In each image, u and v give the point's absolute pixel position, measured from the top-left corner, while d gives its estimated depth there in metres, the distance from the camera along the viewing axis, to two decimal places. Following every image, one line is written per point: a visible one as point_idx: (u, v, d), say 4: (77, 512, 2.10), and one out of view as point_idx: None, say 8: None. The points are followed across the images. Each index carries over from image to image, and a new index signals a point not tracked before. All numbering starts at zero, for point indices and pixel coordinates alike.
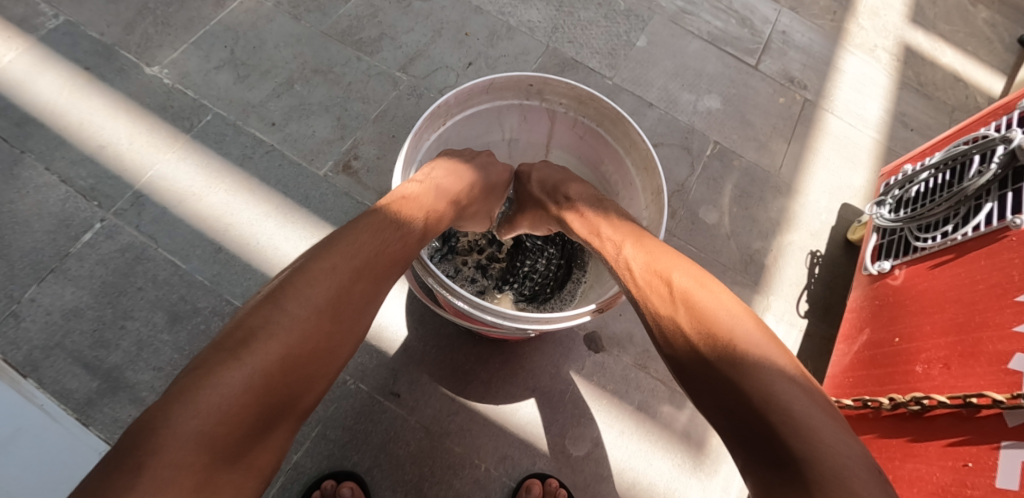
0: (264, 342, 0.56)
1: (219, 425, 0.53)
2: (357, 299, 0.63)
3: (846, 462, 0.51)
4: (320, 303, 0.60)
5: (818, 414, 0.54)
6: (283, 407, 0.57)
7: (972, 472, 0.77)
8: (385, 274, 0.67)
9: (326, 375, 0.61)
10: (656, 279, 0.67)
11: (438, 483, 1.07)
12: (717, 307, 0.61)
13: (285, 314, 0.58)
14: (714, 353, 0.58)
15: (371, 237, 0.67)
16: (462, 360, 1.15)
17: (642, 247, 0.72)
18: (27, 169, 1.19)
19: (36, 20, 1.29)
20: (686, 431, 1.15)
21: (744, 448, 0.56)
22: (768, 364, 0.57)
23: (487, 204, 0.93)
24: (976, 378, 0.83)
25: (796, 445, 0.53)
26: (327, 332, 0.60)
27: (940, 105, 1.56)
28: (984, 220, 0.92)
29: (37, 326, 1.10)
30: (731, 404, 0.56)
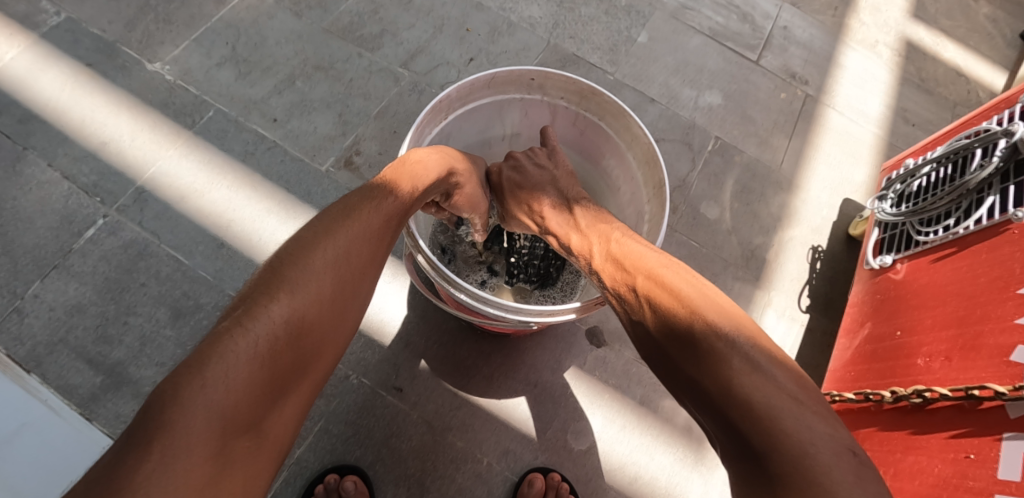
0: (275, 310, 0.53)
1: (235, 394, 0.49)
2: (356, 268, 0.62)
3: (807, 452, 0.47)
4: (326, 272, 0.58)
5: (778, 395, 0.50)
6: (294, 378, 0.54)
7: (974, 464, 0.77)
8: (382, 246, 0.66)
9: (331, 346, 0.59)
10: (623, 282, 0.68)
11: (441, 478, 1.07)
12: (673, 301, 0.60)
13: (291, 282, 0.56)
14: (676, 347, 0.58)
15: (371, 209, 0.66)
16: (464, 354, 1.15)
17: (608, 250, 0.73)
18: (30, 166, 1.20)
19: (37, 17, 1.29)
20: (687, 425, 1.15)
21: (721, 435, 0.52)
22: (727, 349, 0.54)
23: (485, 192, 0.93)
24: (978, 371, 0.83)
25: (755, 438, 0.49)
26: (332, 300, 0.58)
27: (942, 100, 1.56)
28: (985, 214, 0.92)
29: (41, 322, 1.10)
30: (704, 388, 0.54)
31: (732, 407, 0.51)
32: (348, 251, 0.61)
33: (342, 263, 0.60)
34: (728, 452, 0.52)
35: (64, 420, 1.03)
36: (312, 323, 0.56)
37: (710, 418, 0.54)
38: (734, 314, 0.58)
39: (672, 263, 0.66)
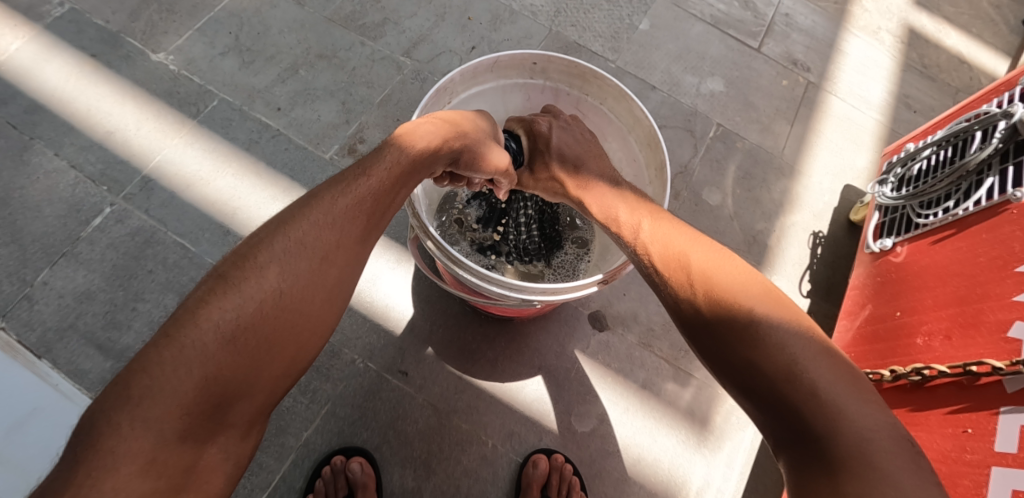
0: (216, 316, 0.49)
1: (172, 412, 0.46)
2: (316, 250, 0.55)
3: (871, 441, 0.49)
4: (276, 263, 0.53)
5: (843, 390, 0.51)
6: (250, 389, 0.50)
7: (972, 438, 0.78)
8: (361, 233, 0.59)
9: (304, 351, 0.54)
10: (676, 263, 0.64)
11: (446, 459, 1.09)
12: (733, 287, 0.59)
13: (245, 281, 0.51)
14: (722, 344, 0.57)
15: (344, 186, 0.59)
16: (468, 338, 1.16)
17: (658, 227, 0.70)
18: (37, 155, 1.21)
19: (41, 8, 1.30)
20: (690, 408, 1.16)
21: (773, 425, 0.53)
22: (786, 335, 0.54)
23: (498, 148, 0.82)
24: (977, 348, 0.85)
25: (818, 421, 0.50)
26: (289, 294, 0.53)
27: (944, 86, 1.57)
28: (985, 195, 0.93)
29: (50, 309, 1.12)
30: (750, 376, 0.54)
31: (796, 392, 0.52)
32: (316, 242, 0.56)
33: (304, 253, 0.54)
34: (776, 435, 0.53)
35: (73, 402, 1.04)
36: (266, 328, 0.51)
37: (762, 413, 0.54)
38: (788, 305, 0.58)
39: (725, 253, 0.64)
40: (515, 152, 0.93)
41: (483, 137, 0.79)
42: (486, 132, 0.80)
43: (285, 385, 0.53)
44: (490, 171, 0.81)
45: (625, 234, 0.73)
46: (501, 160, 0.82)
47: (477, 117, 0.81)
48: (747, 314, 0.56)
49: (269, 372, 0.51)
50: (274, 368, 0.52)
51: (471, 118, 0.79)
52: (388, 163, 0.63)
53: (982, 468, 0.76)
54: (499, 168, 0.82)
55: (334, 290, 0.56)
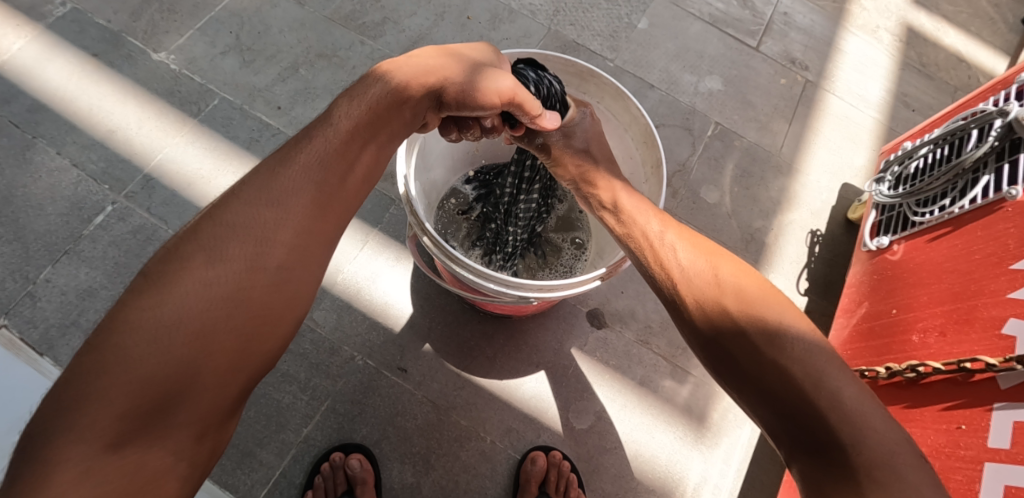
0: (136, 316, 0.48)
1: (99, 419, 0.45)
2: (251, 230, 0.54)
3: (894, 451, 0.48)
4: (206, 251, 0.52)
5: (867, 402, 0.50)
6: (191, 385, 0.48)
7: (966, 434, 0.79)
8: (306, 204, 0.57)
9: (253, 336, 0.52)
10: (700, 278, 0.60)
11: (445, 455, 1.09)
12: (763, 301, 0.56)
13: (168, 276, 0.50)
14: (751, 361, 0.53)
15: (280, 165, 0.58)
16: (467, 335, 1.17)
17: (677, 231, 0.67)
18: (40, 153, 1.22)
19: (43, 8, 1.31)
20: (687, 405, 1.17)
21: (790, 434, 0.51)
22: (815, 347, 0.52)
23: (498, 75, 0.72)
24: (971, 345, 0.85)
25: (842, 431, 0.49)
26: (226, 278, 0.51)
27: (942, 85, 1.57)
28: (981, 193, 0.93)
29: (53, 306, 1.13)
30: (771, 387, 0.52)
31: (823, 400, 0.50)
32: (244, 225, 0.54)
33: (237, 236, 0.53)
34: (794, 445, 0.51)
35: None
36: (195, 317, 0.49)
37: (781, 421, 0.52)
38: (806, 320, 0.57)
39: (746, 267, 0.61)
40: (536, 83, 0.84)
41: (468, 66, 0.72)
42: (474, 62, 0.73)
43: (239, 368, 0.51)
44: (491, 101, 0.71)
45: (644, 246, 0.67)
46: (503, 84, 0.72)
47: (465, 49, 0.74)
48: (775, 325, 0.54)
49: (211, 361, 0.49)
50: (218, 357, 0.50)
51: (457, 51, 0.74)
52: (326, 136, 0.62)
53: (975, 464, 0.77)
54: (501, 95, 0.72)
55: (277, 267, 0.54)
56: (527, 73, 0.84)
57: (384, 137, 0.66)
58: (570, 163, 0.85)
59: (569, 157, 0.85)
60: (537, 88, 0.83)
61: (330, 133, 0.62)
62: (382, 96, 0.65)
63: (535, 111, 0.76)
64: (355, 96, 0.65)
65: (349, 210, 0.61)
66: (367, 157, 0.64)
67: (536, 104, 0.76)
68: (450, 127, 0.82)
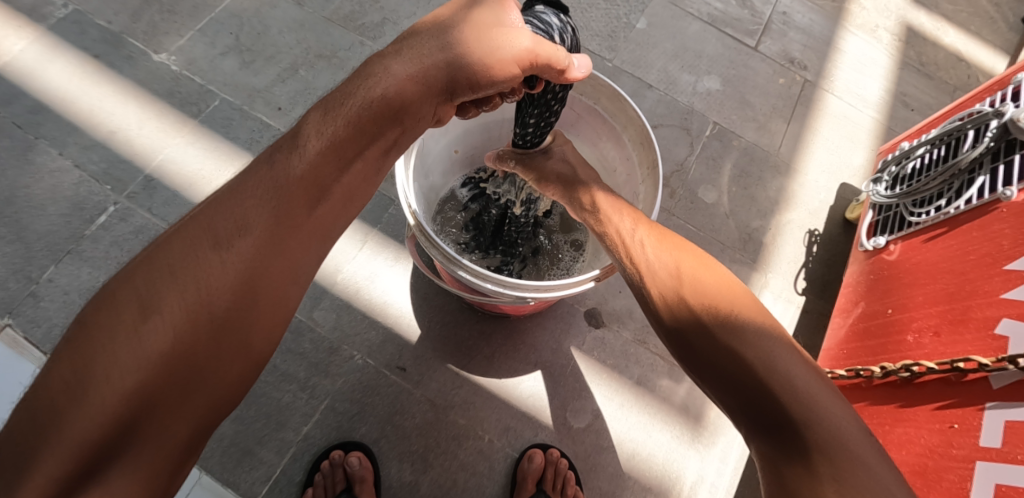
0: (76, 368, 0.47)
1: (37, 480, 0.44)
2: (198, 261, 0.52)
3: (844, 427, 0.49)
4: (149, 287, 0.50)
5: (814, 381, 0.51)
6: (143, 425, 0.48)
7: (958, 433, 0.80)
8: (260, 229, 0.55)
9: (202, 380, 0.51)
10: (662, 272, 0.61)
11: (443, 454, 1.10)
12: (719, 294, 0.57)
13: (111, 316, 0.49)
14: (712, 354, 0.54)
15: (233, 190, 0.56)
16: (465, 334, 1.18)
17: (648, 228, 0.67)
18: (41, 154, 1.23)
19: (44, 10, 1.32)
20: (684, 404, 1.18)
21: (744, 414, 0.52)
22: (767, 334, 0.53)
23: (514, 40, 0.64)
24: (965, 344, 0.86)
25: (793, 408, 0.50)
26: (172, 312, 0.50)
27: (941, 84, 1.57)
28: (977, 193, 0.94)
29: (55, 306, 1.14)
30: (724, 370, 0.53)
31: (773, 381, 0.51)
32: (192, 263, 0.52)
33: (182, 269, 0.51)
34: (752, 429, 0.52)
35: None
36: (137, 369, 0.48)
37: (737, 406, 0.53)
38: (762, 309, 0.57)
39: (707, 260, 0.62)
40: (560, 31, 0.73)
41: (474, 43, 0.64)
42: (479, 31, 0.65)
43: (192, 403, 0.50)
44: (508, 72, 0.65)
45: (618, 245, 0.68)
46: (518, 49, 0.64)
47: (470, 18, 0.66)
48: (724, 313, 0.55)
49: (159, 409, 0.49)
50: (166, 405, 0.49)
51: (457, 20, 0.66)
52: (290, 160, 0.58)
53: (967, 463, 0.77)
54: (516, 61, 0.65)
55: (231, 300, 0.52)
56: (550, 20, 0.73)
57: (370, 154, 0.62)
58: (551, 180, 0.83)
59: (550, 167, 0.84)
60: (562, 37, 0.73)
61: (295, 157, 0.58)
62: (361, 109, 0.61)
63: (563, 64, 0.67)
64: (330, 111, 0.60)
65: (316, 238, 0.58)
66: (339, 181, 0.60)
67: (563, 55, 0.67)
68: (467, 108, 0.75)
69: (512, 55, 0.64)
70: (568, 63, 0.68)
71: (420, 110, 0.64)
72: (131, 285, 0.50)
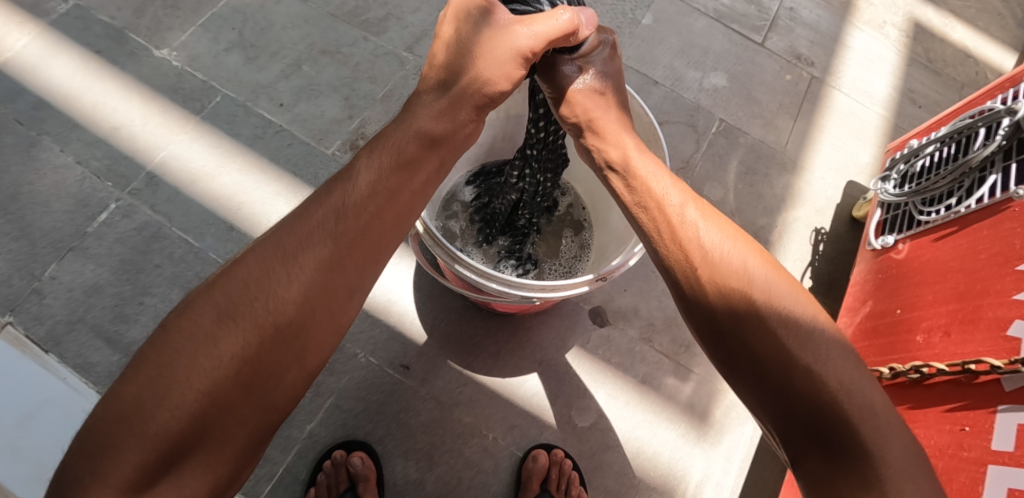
0: (157, 372, 0.50)
1: (122, 467, 0.47)
2: (267, 279, 0.55)
3: (912, 461, 0.51)
4: (222, 300, 0.54)
5: (888, 412, 0.52)
6: (211, 428, 0.51)
7: (969, 435, 0.79)
8: (322, 252, 0.57)
9: (261, 393, 0.53)
10: (727, 269, 0.58)
11: (448, 452, 1.10)
12: (795, 313, 0.56)
13: (190, 323, 0.53)
14: (779, 363, 0.54)
15: (303, 212, 0.58)
16: (470, 332, 1.17)
17: (703, 219, 0.62)
18: (44, 151, 1.22)
19: (47, 5, 1.31)
20: (690, 403, 1.17)
21: (814, 438, 0.53)
22: (854, 370, 0.53)
23: (506, 39, 0.66)
24: (976, 345, 0.85)
25: (872, 439, 0.51)
26: (242, 325, 0.53)
27: (949, 81, 1.56)
28: (988, 192, 0.93)
29: (60, 303, 1.14)
30: (770, 375, 0.54)
31: (854, 410, 0.51)
32: (262, 283, 0.55)
33: (254, 286, 0.54)
34: (818, 449, 0.52)
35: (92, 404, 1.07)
36: (210, 380, 0.51)
37: (802, 424, 0.53)
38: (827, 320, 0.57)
39: (767, 259, 0.60)
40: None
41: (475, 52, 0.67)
42: (477, 45, 0.67)
43: (256, 412, 0.53)
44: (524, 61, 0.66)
45: (659, 224, 0.63)
46: (520, 45, 0.66)
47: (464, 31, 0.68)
48: (803, 326, 0.55)
49: (224, 416, 0.51)
50: (233, 412, 0.52)
51: (460, 52, 0.67)
52: (357, 179, 0.60)
53: (978, 465, 0.77)
54: (518, 60, 0.66)
55: (295, 320, 0.55)
56: None
57: (418, 184, 0.63)
58: (580, 103, 0.73)
59: (580, 95, 0.73)
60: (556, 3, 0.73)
61: (349, 190, 0.60)
62: (416, 140, 0.64)
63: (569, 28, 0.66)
64: (374, 151, 0.63)
65: (374, 255, 0.60)
66: (395, 204, 0.61)
67: (561, 19, 0.66)
68: None
69: (512, 56, 0.66)
70: (573, 22, 0.67)
71: (461, 134, 0.68)
72: (207, 299, 0.54)
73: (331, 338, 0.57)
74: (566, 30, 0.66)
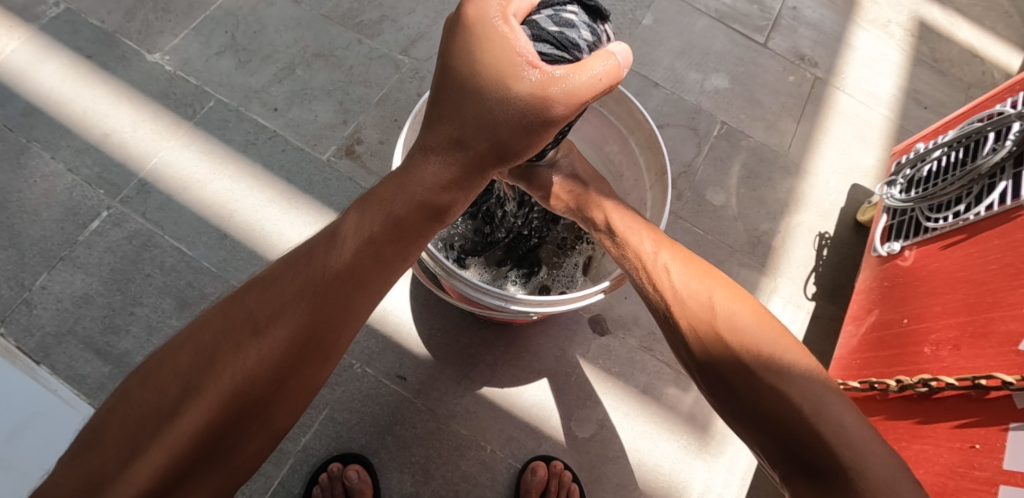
0: (120, 443, 0.51)
1: None
2: (237, 344, 0.55)
3: (893, 476, 0.50)
4: (191, 364, 0.54)
5: (863, 428, 0.52)
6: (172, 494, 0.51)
7: (980, 454, 0.77)
8: (294, 317, 0.57)
9: (225, 461, 0.53)
10: (695, 302, 0.59)
11: (445, 464, 1.08)
12: (759, 334, 0.56)
13: (160, 385, 0.54)
14: (746, 388, 0.54)
15: (281, 276, 0.59)
16: (467, 342, 1.15)
17: (671, 261, 0.64)
18: (34, 158, 1.20)
19: (36, 9, 1.29)
20: (691, 413, 1.15)
21: (791, 460, 0.52)
22: (814, 379, 0.53)
23: (535, 108, 0.58)
24: (986, 360, 0.82)
25: (845, 455, 0.50)
26: (206, 388, 0.53)
27: (956, 81, 1.53)
28: (998, 199, 0.90)
29: (49, 313, 1.12)
30: (740, 396, 0.55)
31: (823, 426, 0.51)
32: (232, 349, 0.55)
33: (224, 351, 0.55)
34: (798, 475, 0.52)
35: (76, 409, 1.05)
36: (170, 451, 0.50)
37: (779, 446, 0.53)
38: (800, 346, 0.57)
39: (738, 290, 0.61)
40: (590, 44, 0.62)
41: (500, 119, 0.60)
42: (495, 110, 0.59)
43: (218, 476, 0.53)
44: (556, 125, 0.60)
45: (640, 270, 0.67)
46: (552, 113, 0.58)
47: (485, 88, 0.58)
48: (766, 351, 0.55)
49: (187, 485, 0.52)
50: (197, 482, 0.52)
51: (479, 119, 0.60)
52: (335, 245, 0.60)
53: (989, 486, 0.74)
54: (545, 127, 0.60)
55: (262, 386, 0.55)
56: (574, 34, 0.60)
57: (409, 249, 0.63)
58: (563, 191, 0.81)
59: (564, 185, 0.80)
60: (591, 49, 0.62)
61: (327, 255, 0.60)
62: (402, 208, 0.62)
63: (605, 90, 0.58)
64: (366, 210, 0.62)
65: (349, 322, 0.60)
66: (376, 271, 0.61)
67: (599, 80, 0.57)
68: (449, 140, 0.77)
69: (540, 125, 0.59)
70: (613, 81, 0.58)
71: (464, 198, 0.66)
72: (172, 367, 0.54)
73: (301, 403, 0.58)
74: (604, 89, 0.58)
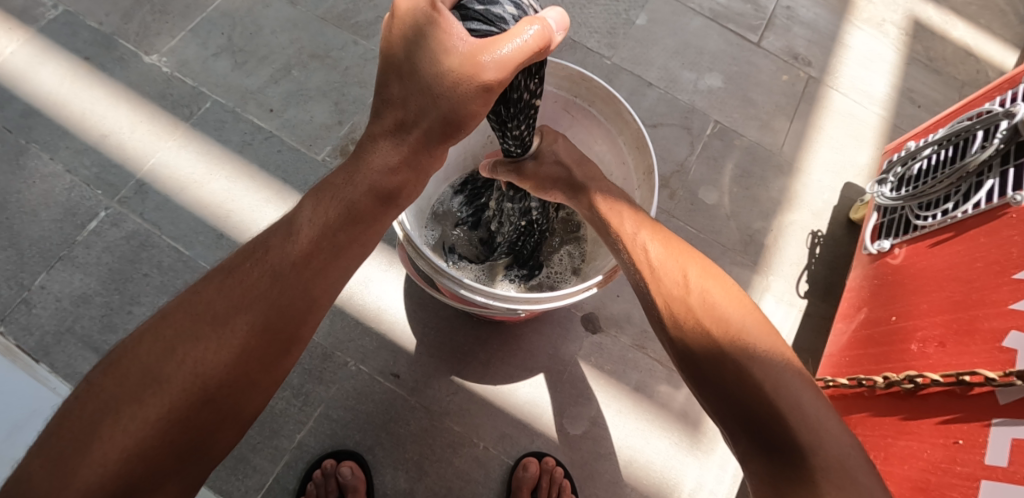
0: (81, 435, 0.52)
1: None
2: (203, 333, 0.57)
3: (847, 455, 0.51)
4: (154, 353, 0.56)
5: (822, 409, 0.53)
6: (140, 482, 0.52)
7: (962, 449, 0.77)
8: (258, 305, 0.59)
9: (193, 447, 0.55)
10: (672, 280, 0.64)
11: (439, 461, 1.09)
12: (729, 310, 0.59)
13: (124, 373, 0.55)
14: (710, 362, 0.57)
15: (243, 267, 0.61)
16: (461, 340, 1.16)
17: (654, 244, 0.68)
18: (33, 159, 1.22)
19: (35, 11, 1.30)
20: (683, 410, 1.16)
21: (748, 435, 0.54)
22: (777, 359, 0.55)
23: (468, 69, 0.62)
24: (971, 356, 0.83)
25: (802, 433, 0.52)
26: (173, 376, 0.55)
27: (950, 80, 1.53)
28: (984, 197, 0.91)
29: (48, 312, 1.13)
30: (705, 370, 0.58)
31: (782, 404, 0.53)
32: (196, 337, 0.57)
33: (190, 339, 0.57)
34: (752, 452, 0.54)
35: None
36: (138, 436, 0.52)
37: (738, 422, 0.55)
38: (770, 328, 0.59)
39: (716, 272, 0.65)
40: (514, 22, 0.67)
41: (442, 92, 0.63)
42: (433, 79, 0.63)
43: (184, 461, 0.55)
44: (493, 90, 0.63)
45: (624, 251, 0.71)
46: (485, 78, 0.62)
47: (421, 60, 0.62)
48: (733, 328, 0.58)
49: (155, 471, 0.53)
50: (165, 468, 0.54)
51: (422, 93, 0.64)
52: (292, 236, 0.63)
53: (971, 481, 0.75)
54: (483, 91, 0.63)
55: (227, 373, 0.57)
56: (501, 11, 0.67)
57: (369, 235, 0.67)
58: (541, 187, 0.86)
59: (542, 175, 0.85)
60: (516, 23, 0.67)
61: (289, 244, 0.62)
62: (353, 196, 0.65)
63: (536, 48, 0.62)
64: (321, 199, 0.65)
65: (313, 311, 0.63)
66: (337, 261, 0.64)
67: (525, 34, 0.62)
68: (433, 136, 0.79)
69: (477, 89, 0.63)
70: (540, 38, 0.62)
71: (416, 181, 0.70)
72: (135, 355, 0.56)
73: (264, 393, 0.61)
74: (532, 49, 0.62)
